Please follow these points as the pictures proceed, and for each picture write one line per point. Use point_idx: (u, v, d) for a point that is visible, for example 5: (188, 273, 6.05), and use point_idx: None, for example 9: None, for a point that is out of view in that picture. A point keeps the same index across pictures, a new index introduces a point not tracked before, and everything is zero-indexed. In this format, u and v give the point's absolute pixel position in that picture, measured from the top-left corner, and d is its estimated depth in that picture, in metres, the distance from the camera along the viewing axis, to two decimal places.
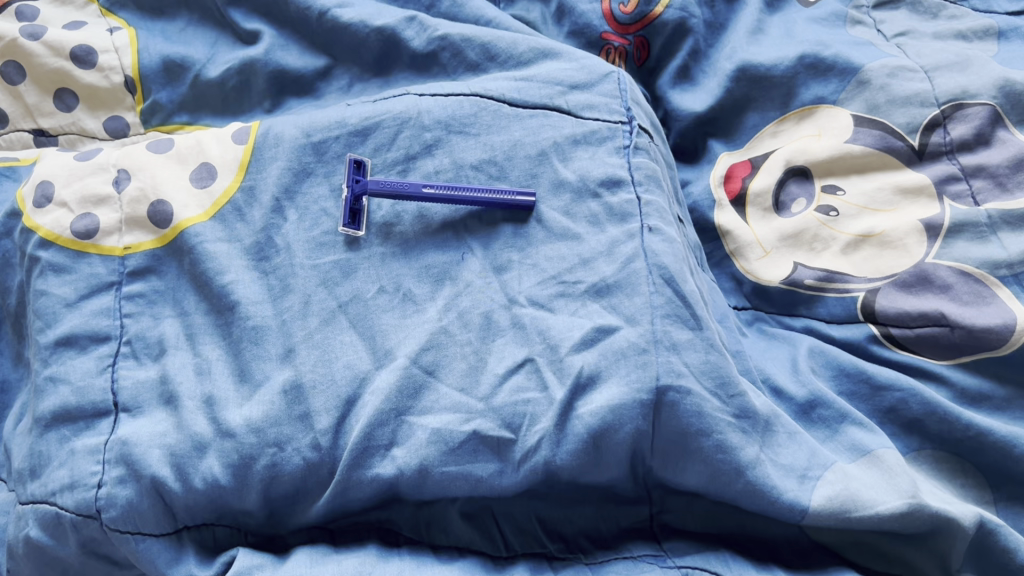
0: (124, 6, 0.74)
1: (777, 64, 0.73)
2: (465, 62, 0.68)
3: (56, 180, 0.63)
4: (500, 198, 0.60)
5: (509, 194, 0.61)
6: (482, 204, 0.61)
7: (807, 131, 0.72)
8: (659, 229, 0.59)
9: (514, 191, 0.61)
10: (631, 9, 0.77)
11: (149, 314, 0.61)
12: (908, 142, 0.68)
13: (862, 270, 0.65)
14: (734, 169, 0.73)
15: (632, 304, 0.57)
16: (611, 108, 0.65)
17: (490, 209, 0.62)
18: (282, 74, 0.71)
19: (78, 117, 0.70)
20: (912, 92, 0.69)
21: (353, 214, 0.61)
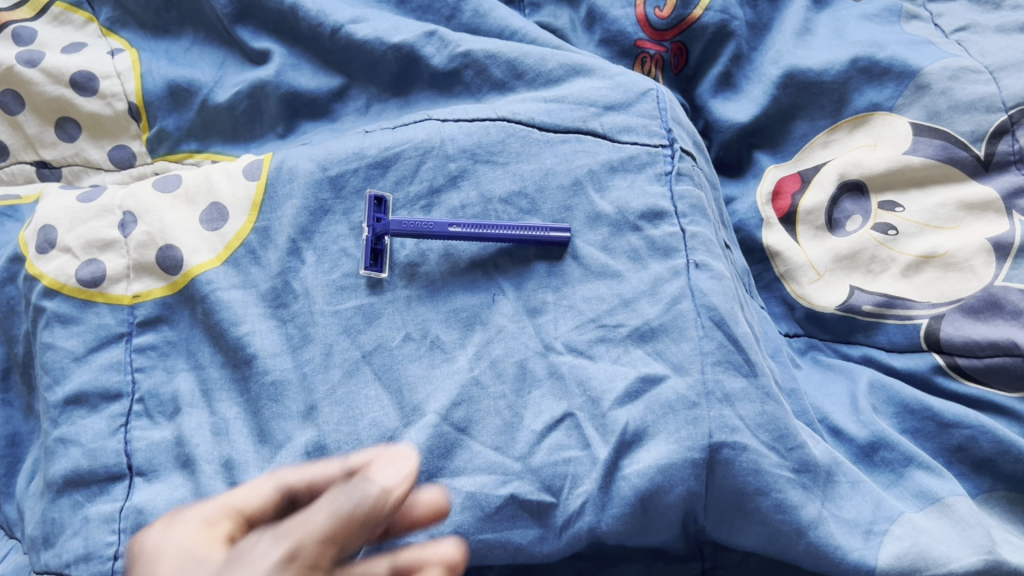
0: (125, 24, 0.69)
1: (828, 68, 0.67)
2: (490, 81, 0.63)
3: (59, 224, 0.59)
4: (532, 235, 0.56)
5: (541, 234, 0.56)
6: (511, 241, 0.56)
7: (861, 142, 0.65)
8: (706, 264, 0.54)
9: (546, 226, 0.56)
10: (667, 14, 0.70)
11: (161, 368, 0.57)
12: (972, 153, 0.62)
13: (925, 295, 0.60)
14: (783, 184, 0.67)
15: (679, 351, 0.52)
16: (650, 130, 0.59)
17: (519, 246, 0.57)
18: (295, 97, 0.66)
19: (81, 147, 0.67)
20: (976, 95, 0.62)
21: (375, 254, 0.57)
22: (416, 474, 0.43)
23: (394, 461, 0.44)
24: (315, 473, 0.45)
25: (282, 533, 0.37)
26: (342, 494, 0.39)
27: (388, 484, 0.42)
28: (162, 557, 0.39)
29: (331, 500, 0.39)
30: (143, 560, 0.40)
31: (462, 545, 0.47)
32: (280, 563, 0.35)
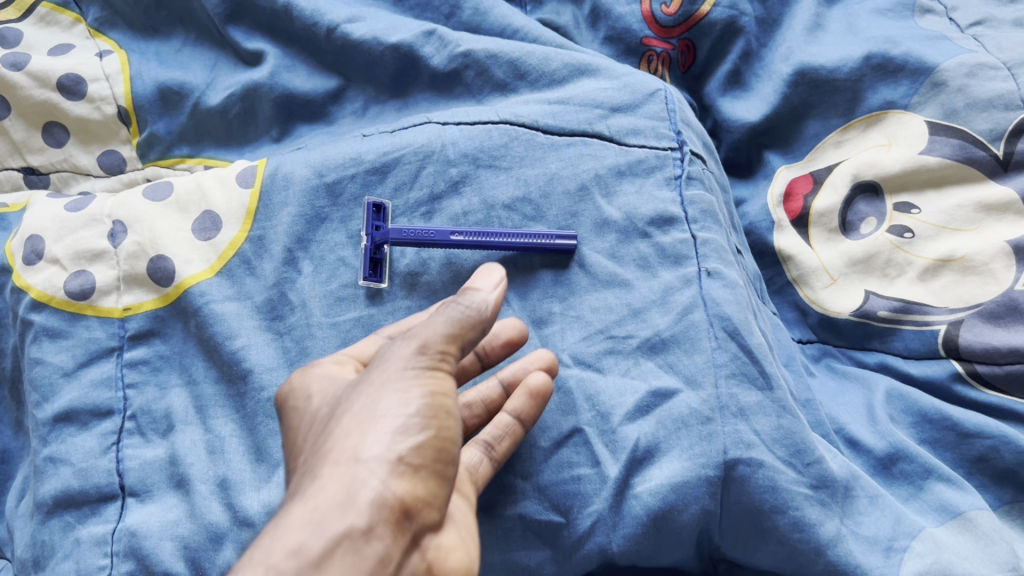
0: (114, 25, 0.67)
1: (840, 66, 0.64)
2: (492, 82, 0.61)
3: (46, 235, 0.57)
4: (538, 243, 0.54)
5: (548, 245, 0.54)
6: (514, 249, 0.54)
7: (875, 141, 0.63)
8: (718, 272, 0.52)
9: (551, 233, 0.54)
10: (674, 10, 0.67)
11: (153, 384, 0.55)
12: (991, 152, 0.59)
13: (943, 300, 0.58)
14: (795, 186, 0.65)
15: (692, 364, 0.50)
16: (658, 132, 0.57)
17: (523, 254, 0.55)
18: (290, 99, 0.64)
19: (69, 153, 0.64)
20: (995, 93, 0.60)
21: (375, 263, 0.55)
22: (504, 277, 0.44)
23: (486, 273, 0.44)
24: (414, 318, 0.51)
25: (409, 334, 0.40)
26: (454, 303, 0.41)
27: (485, 286, 0.43)
28: (310, 391, 0.43)
29: (444, 305, 0.41)
30: (293, 398, 0.44)
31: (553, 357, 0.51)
32: (412, 355, 0.39)
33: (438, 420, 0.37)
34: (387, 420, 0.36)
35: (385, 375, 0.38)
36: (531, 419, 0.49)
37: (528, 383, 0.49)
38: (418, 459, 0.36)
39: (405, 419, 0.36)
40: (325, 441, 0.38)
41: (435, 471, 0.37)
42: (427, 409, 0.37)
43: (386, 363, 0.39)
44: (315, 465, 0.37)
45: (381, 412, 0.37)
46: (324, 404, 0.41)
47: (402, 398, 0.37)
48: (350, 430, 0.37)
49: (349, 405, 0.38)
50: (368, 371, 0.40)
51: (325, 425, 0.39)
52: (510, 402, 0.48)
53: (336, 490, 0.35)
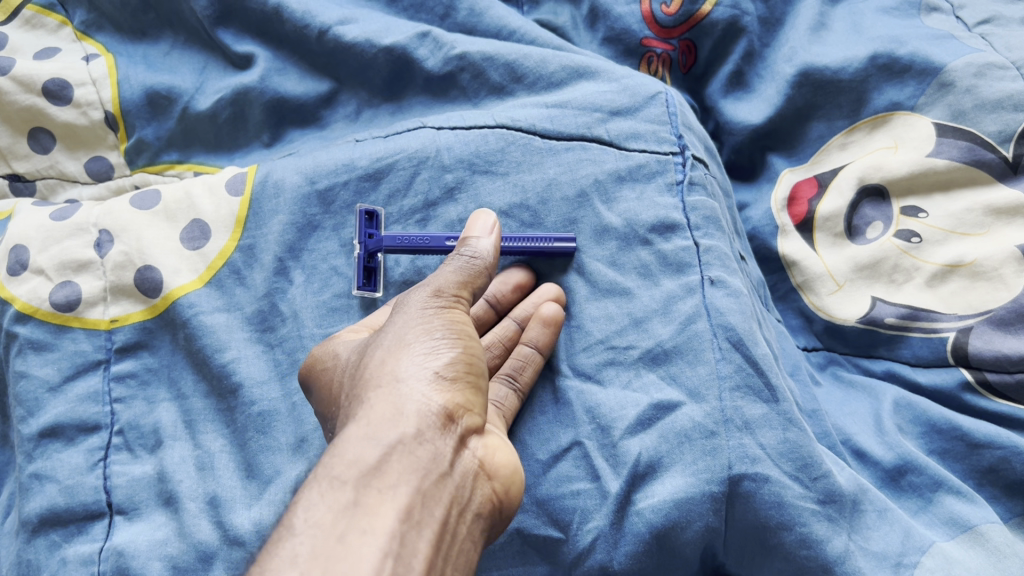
0: (101, 28, 0.66)
1: (845, 66, 0.62)
2: (488, 85, 0.60)
3: (31, 244, 0.56)
4: (534, 247, 0.52)
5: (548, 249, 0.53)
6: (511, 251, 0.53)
7: (882, 143, 0.62)
8: (722, 281, 0.51)
9: (549, 236, 0.53)
10: (674, 10, 0.65)
11: (141, 399, 0.53)
12: (1000, 154, 0.57)
13: (952, 306, 0.56)
14: (799, 189, 0.64)
15: (695, 376, 0.49)
16: (659, 137, 0.56)
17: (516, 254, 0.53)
18: (281, 103, 0.63)
19: (56, 159, 0.63)
20: (1004, 93, 0.58)
21: (368, 272, 0.54)
22: (497, 221, 0.49)
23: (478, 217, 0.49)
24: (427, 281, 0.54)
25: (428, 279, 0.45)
26: (457, 254, 0.46)
27: (479, 232, 0.47)
28: (334, 352, 0.47)
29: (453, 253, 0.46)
30: (320, 362, 0.48)
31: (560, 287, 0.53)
32: (428, 295, 0.43)
33: (463, 341, 0.42)
34: (418, 347, 0.41)
35: (407, 314, 0.43)
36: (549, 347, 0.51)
37: (540, 314, 0.51)
38: (452, 371, 0.41)
39: (434, 343, 0.41)
40: (360, 379, 0.41)
41: (465, 385, 0.41)
42: (452, 332, 0.42)
43: (407, 304, 0.43)
44: (356, 397, 0.41)
45: (412, 342, 0.41)
46: (352, 355, 0.45)
47: (427, 328, 0.42)
48: (383, 363, 0.41)
49: (377, 346, 0.42)
50: (391, 316, 0.44)
51: (358, 368, 0.43)
52: (528, 334, 0.51)
53: (383, 409, 0.39)
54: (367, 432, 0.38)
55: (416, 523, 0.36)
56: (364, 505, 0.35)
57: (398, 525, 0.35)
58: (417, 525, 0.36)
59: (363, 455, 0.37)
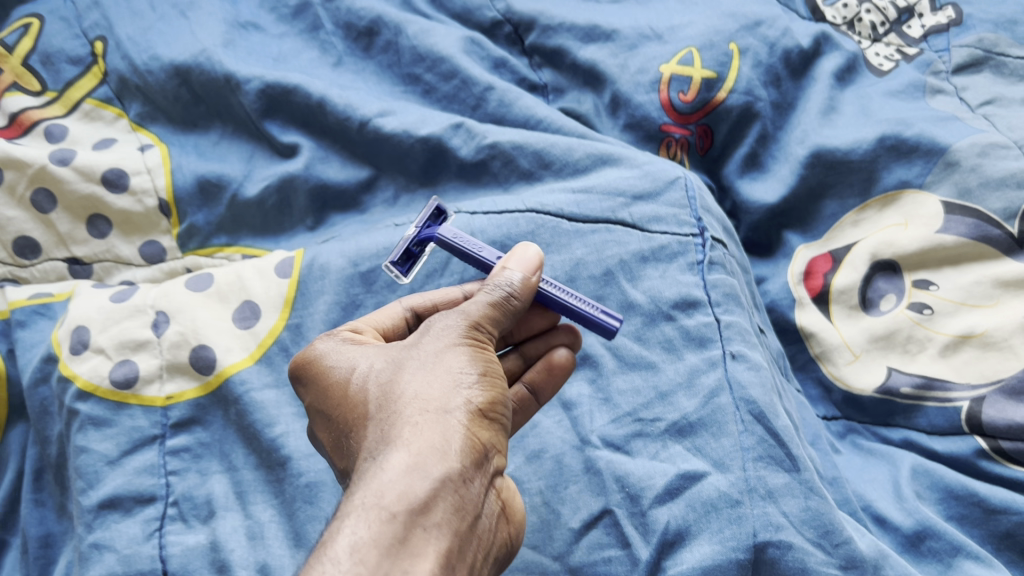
0: (155, 119, 0.70)
1: (855, 147, 0.66)
2: (518, 171, 0.64)
3: (92, 325, 0.59)
4: (576, 309, 0.50)
5: (593, 318, 0.50)
6: (561, 309, 0.51)
7: (891, 220, 0.65)
8: (742, 355, 0.54)
9: (596, 307, 0.50)
10: (691, 97, 0.67)
11: (195, 471, 0.57)
12: (1005, 230, 0.61)
13: (965, 375, 0.59)
14: (815, 264, 0.66)
15: (719, 447, 0.51)
16: (680, 220, 0.59)
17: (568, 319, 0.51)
18: (323, 189, 0.67)
19: (112, 244, 0.67)
20: (1007, 172, 0.62)
21: (409, 256, 0.54)
22: (543, 262, 0.50)
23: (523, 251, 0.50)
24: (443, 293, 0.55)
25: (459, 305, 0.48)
26: (491, 285, 0.48)
27: (523, 267, 0.49)
28: (347, 356, 0.47)
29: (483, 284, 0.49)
30: (327, 359, 0.47)
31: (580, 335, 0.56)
32: (463, 333, 0.46)
33: (496, 385, 0.45)
34: (461, 382, 0.43)
35: (443, 346, 0.45)
36: (546, 392, 0.53)
37: (551, 358, 0.53)
38: (489, 416, 0.43)
39: (474, 381, 0.44)
40: (397, 399, 0.43)
41: (494, 426, 0.43)
42: (488, 373, 0.44)
43: (444, 336, 0.46)
44: (392, 420, 0.42)
45: (452, 374, 0.43)
46: (376, 365, 0.45)
47: (467, 364, 0.44)
48: (425, 391, 0.42)
49: (412, 370, 0.44)
50: (424, 339, 0.46)
51: (387, 388, 0.44)
52: (529, 373, 0.53)
53: (429, 442, 0.40)
54: (414, 465, 0.39)
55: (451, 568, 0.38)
56: (410, 543, 0.37)
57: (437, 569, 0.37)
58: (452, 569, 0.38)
59: (412, 490, 0.38)
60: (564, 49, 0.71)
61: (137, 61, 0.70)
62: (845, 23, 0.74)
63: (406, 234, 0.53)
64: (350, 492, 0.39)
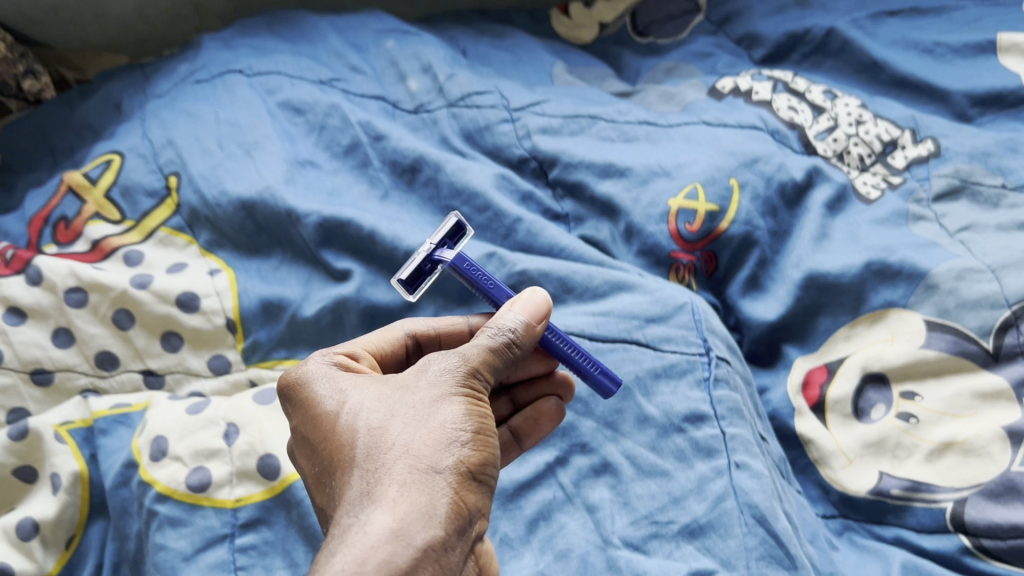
0: (221, 245, 0.80)
1: (845, 271, 0.74)
2: (543, 294, 0.72)
3: (169, 435, 0.68)
4: (581, 364, 0.58)
5: (592, 375, 0.58)
6: (560, 356, 0.58)
7: (879, 335, 0.72)
8: (745, 465, 0.61)
9: (598, 366, 0.58)
10: (697, 227, 0.77)
11: (260, 566, 0.64)
12: (981, 346, 0.69)
13: (948, 479, 0.65)
14: (812, 376, 0.73)
15: (727, 547, 0.58)
16: (688, 340, 0.67)
17: (565, 366, 0.59)
18: (373, 309, 0.76)
19: (183, 357, 0.75)
20: (982, 293, 0.70)
21: (417, 274, 0.58)
22: (550, 309, 0.56)
23: (530, 295, 0.56)
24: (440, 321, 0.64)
25: (459, 354, 0.51)
26: (489, 334, 0.52)
27: (527, 314, 0.54)
28: (343, 394, 0.50)
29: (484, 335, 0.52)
30: (321, 392, 0.51)
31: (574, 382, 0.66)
32: (459, 386, 0.49)
33: (486, 443, 0.47)
34: (455, 439, 0.46)
35: (437, 398, 0.48)
36: (532, 436, 0.63)
37: (545, 410, 0.63)
38: (476, 476, 0.46)
39: (467, 440, 0.46)
40: (388, 450, 0.45)
41: (480, 488, 0.46)
42: (480, 432, 0.47)
43: (442, 390, 0.48)
44: (381, 472, 0.44)
45: (446, 431, 0.46)
46: (368, 409, 0.48)
47: (461, 420, 0.47)
48: (418, 446, 0.45)
49: (405, 422, 0.46)
50: (421, 389, 0.48)
51: (377, 435, 0.46)
52: (519, 418, 0.63)
53: (416, 503, 0.42)
54: (401, 526, 0.41)
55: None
56: None
57: None
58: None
59: (396, 552, 0.40)
60: (583, 183, 0.81)
61: (207, 196, 0.79)
62: (834, 156, 0.83)
63: (425, 247, 0.57)
64: (334, 543, 0.41)
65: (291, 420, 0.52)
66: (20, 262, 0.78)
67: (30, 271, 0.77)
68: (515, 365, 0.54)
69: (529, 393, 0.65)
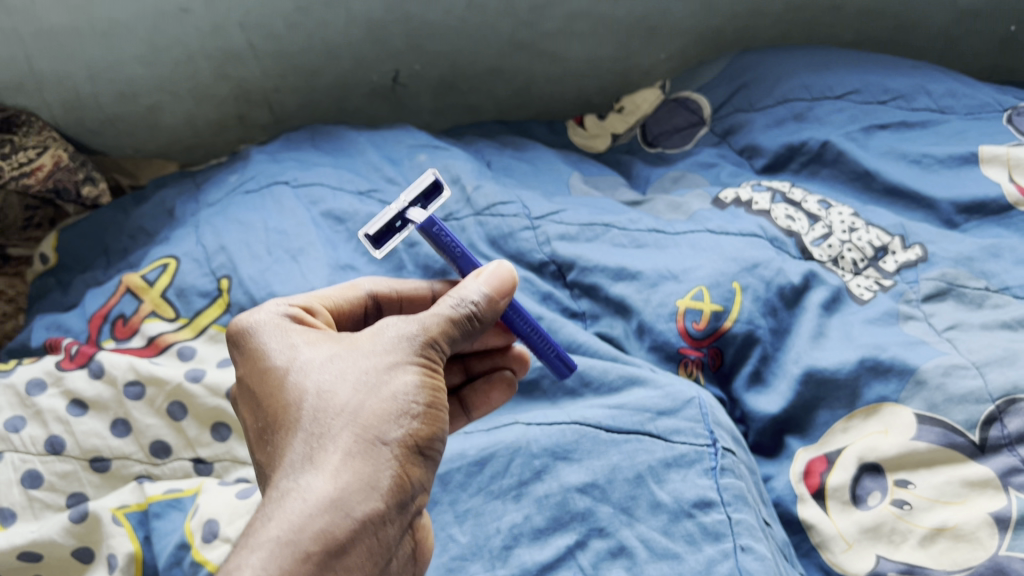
0: None
1: (840, 367, 0.80)
2: (564, 389, 0.80)
3: (220, 518, 0.74)
4: (543, 343, 0.67)
5: (549, 357, 0.67)
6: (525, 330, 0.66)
7: (874, 428, 0.77)
8: (750, 548, 0.66)
9: (555, 348, 0.67)
10: (703, 325, 0.84)
11: None
12: (969, 438, 0.73)
13: (941, 563, 0.69)
14: (812, 465, 0.78)
15: None
16: (696, 432, 0.74)
17: (528, 341, 0.67)
18: None
19: (230, 445, 0.82)
20: (967, 389, 0.75)
21: (385, 231, 0.60)
22: (516, 283, 0.62)
23: (497, 269, 0.61)
24: (402, 285, 0.72)
25: (420, 323, 0.57)
26: (455, 307, 0.58)
27: (492, 288, 0.60)
28: (300, 352, 0.56)
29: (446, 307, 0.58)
30: (278, 347, 0.57)
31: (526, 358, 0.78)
32: (415, 358, 0.55)
33: (436, 415, 0.53)
34: (405, 412, 0.52)
35: (390, 367, 0.54)
36: (487, 407, 0.75)
37: (501, 386, 0.75)
38: (423, 449, 0.52)
39: (416, 414, 0.52)
40: (336, 416, 0.51)
41: (427, 460, 0.52)
42: (431, 407, 0.53)
43: (398, 358, 0.54)
44: (327, 436, 0.50)
45: (397, 402, 0.52)
46: (320, 370, 0.54)
47: (414, 393, 0.53)
48: (367, 416, 0.51)
49: (358, 388, 0.52)
50: (377, 355, 0.54)
51: (326, 397, 0.52)
52: (478, 392, 0.74)
53: (359, 475, 0.49)
54: (342, 496, 0.47)
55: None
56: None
57: None
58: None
59: (335, 521, 0.47)
60: (598, 284, 0.89)
61: (256, 296, 0.87)
62: (830, 260, 0.90)
63: (395, 207, 0.60)
64: (279, 503, 0.47)
65: (251, 365, 0.59)
66: (84, 357, 0.87)
67: (92, 365, 0.85)
68: (477, 334, 0.60)
69: (483, 364, 0.76)
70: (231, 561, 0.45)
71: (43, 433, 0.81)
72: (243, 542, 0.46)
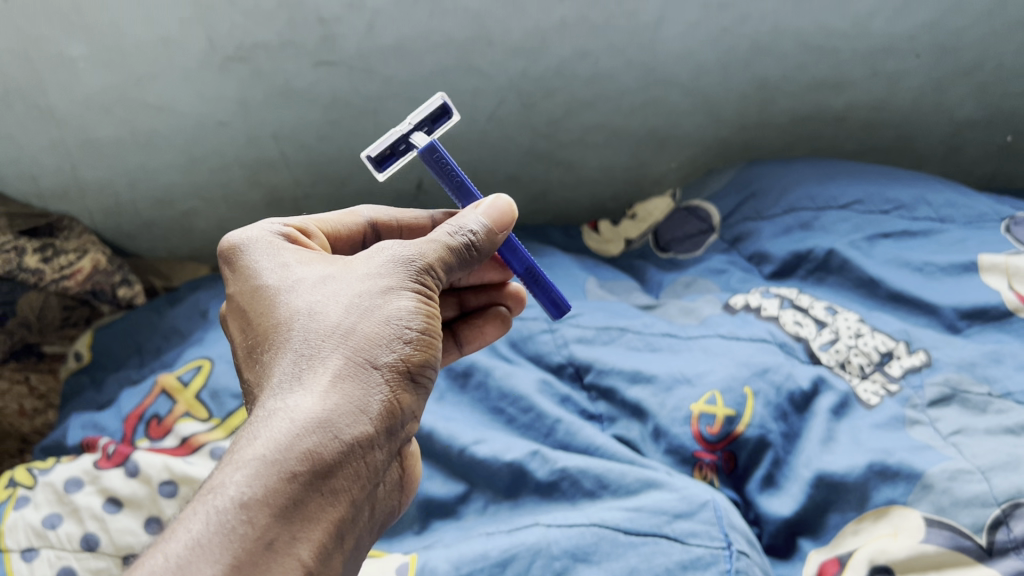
0: None
1: (849, 471, 0.82)
2: (582, 489, 0.82)
3: None
4: (536, 274, 0.75)
5: (541, 292, 0.76)
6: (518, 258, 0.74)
7: (884, 530, 0.77)
8: None
9: (547, 279, 0.76)
10: (717, 429, 0.87)
11: None
12: (976, 541, 0.73)
13: None
14: (824, 567, 0.78)
15: None
16: (711, 534, 0.76)
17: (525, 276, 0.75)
18: (429, 501, 0.85)
19: None
20: (973, 493, 0.76)
21: (388, 153, 0.71)
22: (515, 218, 0.70)
23: (495, 204, 0.69)
24: (400, 214, 0.84)
25: (416, 251, 0.63)
26: (454, 237, 0.66)
27: (489, 220, 0.68)
28: (296, 283, 0.62)
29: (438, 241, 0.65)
30: (276, 280, 0.63)
31: (519, 296, 0.91)
32: (407, 292, 0.60)
33: (424, 347, 0.58)
34: (397, 338, 0.56)
35: (384, 296, 0.59)
36: (478, 342, 0.88)
37: (494, 320, 0.88)
38: (412, 375, 0.56)
39: (406, 342, 0.57)
40: (330, 340, 0.55)
41: (414, 386, 0.56)
42: (420, 337, 0.58)
43: (392, 287, 0.60)
44: (321, 359, 0.54)
45: (389, 329, 0.57)
46: (315, 299, 0.59)
47: (407, 319, 0.58)
48: (360, 340, 0.55)
49: (352, 315, 0.57)
50: (371, 284, 0.60)
51: (322, 323, 0.57)
52: (471, 327, 0.87)
53: (350, 394, 0.52)
54: (333, 414, 0.51)
55: (340, 510, 0.49)
56: (314, 489, 0.48)
57: (331, 514, 0.48)
58: (341, 511, 0.49)
59: (324, 438, 0.49)
60: (614, 387, 0.94)
61: None
62: (837, 364, 0.94)
63: (401, 129, 0.71)
64: (269, 421, 0.50)
65: (247, 289, 0.64)
66: (121, 456, 0.91)
67: (128, 464, 0.89)
68: (471, 261, 0.67)
69: (478, 299, 0.90)
70: (219, 474, 0.48)
71: (79, 531, 0.84)
72: (228, 460, 0.49)
